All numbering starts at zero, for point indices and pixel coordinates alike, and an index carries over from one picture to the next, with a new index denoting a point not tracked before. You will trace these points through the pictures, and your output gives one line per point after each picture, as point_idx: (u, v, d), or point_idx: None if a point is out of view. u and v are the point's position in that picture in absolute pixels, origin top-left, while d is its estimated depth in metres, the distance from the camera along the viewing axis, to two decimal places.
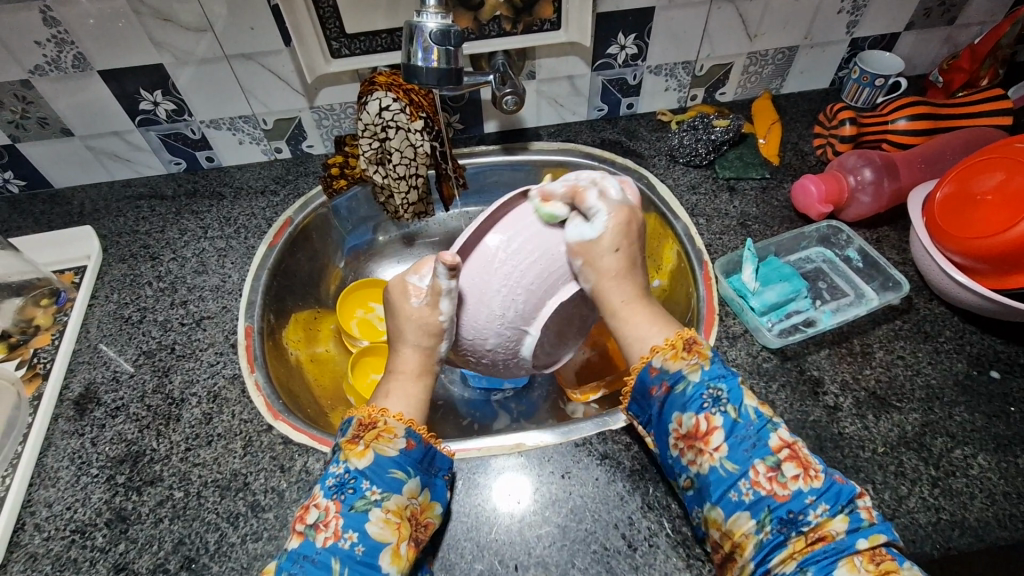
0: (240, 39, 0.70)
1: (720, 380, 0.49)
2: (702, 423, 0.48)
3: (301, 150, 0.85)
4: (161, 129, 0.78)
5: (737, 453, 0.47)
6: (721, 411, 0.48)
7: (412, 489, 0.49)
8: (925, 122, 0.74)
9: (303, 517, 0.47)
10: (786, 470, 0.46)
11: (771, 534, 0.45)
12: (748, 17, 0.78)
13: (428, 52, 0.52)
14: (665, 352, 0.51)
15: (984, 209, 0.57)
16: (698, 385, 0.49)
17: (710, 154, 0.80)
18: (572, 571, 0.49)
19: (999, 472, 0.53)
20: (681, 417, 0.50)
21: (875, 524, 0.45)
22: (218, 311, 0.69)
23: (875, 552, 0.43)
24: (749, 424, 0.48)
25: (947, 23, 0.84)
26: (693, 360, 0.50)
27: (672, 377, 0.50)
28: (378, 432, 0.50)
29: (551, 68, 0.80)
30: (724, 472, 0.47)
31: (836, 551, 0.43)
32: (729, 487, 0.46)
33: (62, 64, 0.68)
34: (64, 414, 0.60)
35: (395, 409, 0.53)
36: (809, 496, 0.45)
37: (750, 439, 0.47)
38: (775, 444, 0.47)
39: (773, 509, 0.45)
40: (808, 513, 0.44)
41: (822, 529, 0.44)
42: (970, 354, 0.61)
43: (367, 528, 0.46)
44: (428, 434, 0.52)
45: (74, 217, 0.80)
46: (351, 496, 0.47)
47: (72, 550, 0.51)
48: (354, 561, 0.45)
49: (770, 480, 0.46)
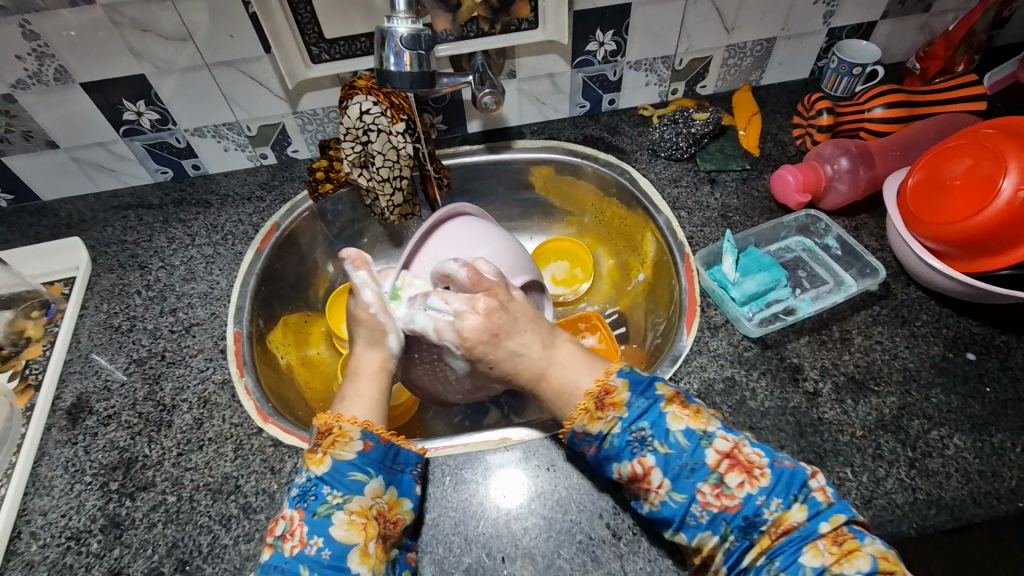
0: (220, 48, 0.70)
1: (642, 420, 0.50)
2: (638, 467, 0.49)
3: (286, 155, 0.86)
4: (146, 139, 0.79)
5: (680, 483, 0.48)
6: (651, 451, 0.49)
7: (374, 489, 0.50)
8: (900, 110, 0.75)
9: (273, 530, 0.49)
10: (730, 480, 0.47)
11: (736, 542, 0.47)
12: (724, 10, 0.79)
13: (400, 57, 0.53)
14: (581, 418, 0.51)
15: (954, 194, 0.58)
16: (621, 435, 0.50)
17: (690, 147, 0.81)
18: (558, 562, 0.50)
19: (975, 451, 0.54)
20: (619, 467, 0.50)
21: (832, 504, 0.46)
22: (207, 317, 0.70)
23: (836, 532, 0.45)
24: (681, 452, 0.48)
25: (922, 10, 0.84)
26: (610, 417, 0.51)
27: (596, 439, 0.51)
28: (333, 437, 0.52)
29: (531, 66, 0.81)
30: (674, 504, 0.47)
31: (800, 537, 0.45)
32: (685, 515, 0.47)
33: (44, 77, 0.69)
34: (56, 424, 0.61)
35: (353, 413, 0.55)
36: (759, 497, 0.47)
37: (687, 466, 0.48)
38: (714, 460, 0.48)
39: (729, 520, 0.47)
40: (763, 513, 0.46)
41: (782, 523, 0.46)
42: (946, 336, 0.62)
43: (331, 532, 0.47)
44: (388, 432, 0.54)
45: (62, 229, 0.80)
46: (313, 503, 0.49)
47: (68, 556, 0.52)
48: (323, 565, 0.47)
49: (718, 496, 0.47)
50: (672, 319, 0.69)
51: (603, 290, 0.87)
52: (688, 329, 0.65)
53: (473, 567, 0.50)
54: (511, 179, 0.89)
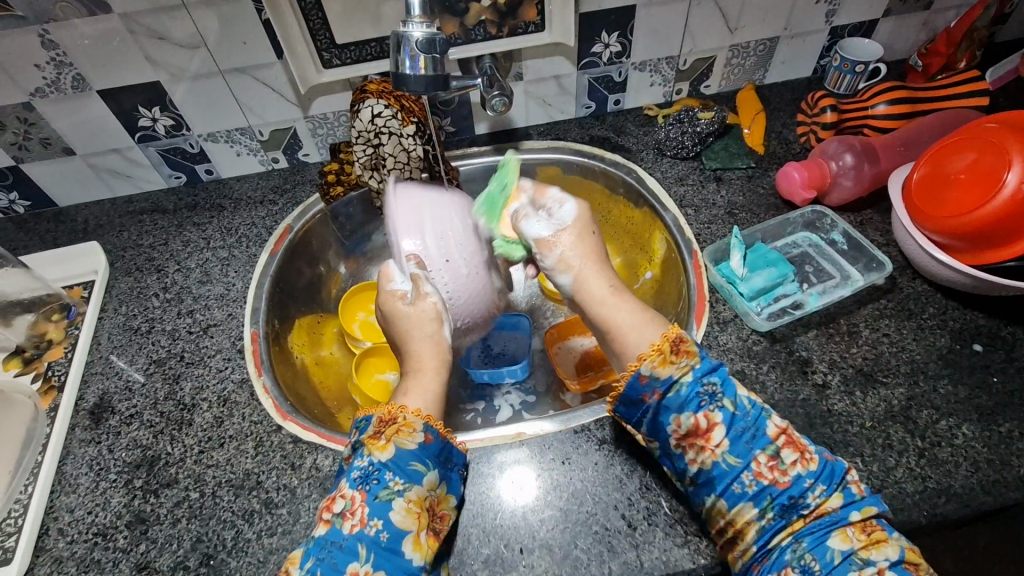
0: (234, 54, 0.72)
1: (713, 377, 0.52)
2: (703, 421, 0.50)
3: (297, 159, 0.87)
4: (160, 145, 0.80)
5: (738, 446, 0.50)
6: (719, 407, 0.51)
7: (431, 482, 0.51)
8: (904, 107, 0.76)
9: (330, 506, 0.50)
10: (784, 456, 0.49)
11: (774, 519, 0.48)
12: (728, 11, 0.80)
13: (415, 60, 0.54)
14: (653, 360, 0.52)
15: (959, 187, 0.59)
16: (692, 385, 0.51)
17: (696, 145, 0.82)
18: (575, 552, 0.51)
19: (983, 441, 0.55)
20: (679, 419, 0.51)
21: (865, 497, 0.48)
22: (224, 318, 0.71)
23: (866, 523, 0.47)
24: (746, 415, 0.51)
25: (924, 8, 0.85)
26: (682, 364, 0.52)
27: (664, 385, 0.52)
28: (397, 427, 0.52)
29: (537, 68, 0.82)
30: (727, 466, 0.49)
31: (831, 523, 0.47)
32: (733, 479, 0.49)
33: (62, 85, 0.70)
34: (80, 424, 0.62)
35: (414, 407, 0.56)
36: (808, 479, 0.48)
37: (749, 431, 0.50)
38: (772, 432, 0.50)
39: (774, 495, 0.48)
40: (807, 495, 0.48)
41: (821, 508, 0.47)
42: (953, 328, 0.63)
43: (390, 516, 0.48)
44: (445, 429, 0.54)
45: (79, 234, 0.82)
46: (375, 487, 0.49)
47: (96, 552, 0.54)
48: (380, 547, 0.47)
49: (772, 469, 0.49)
50: (682, 315, 0.70)
51: None
52: (698, 324, 0.66)
53: (491, 558, 0.51)
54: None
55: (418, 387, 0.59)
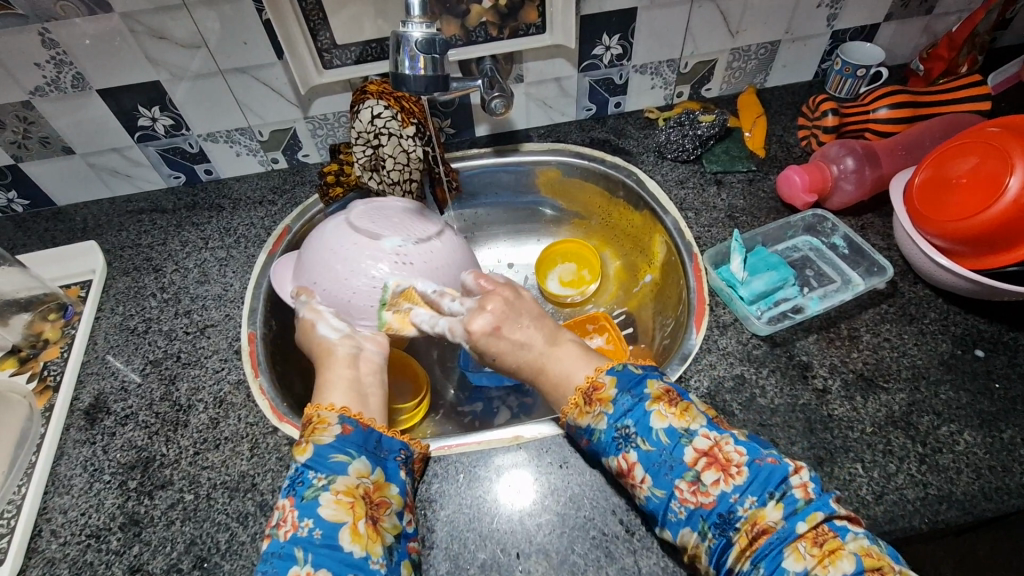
0: (234, 55, 0.72)
1: (625, 418, 0.51)
2: (623, 462, 0.50)
3: (297, 160, 0.87)
4: (160, 144, 0.80)
5: (659, 479, 0.48)
6: (633, 447, 0.50)
7: (359, 470, 0.50)
8: (905, 111, 0.75)
9: (270, 521, 0.49)
10: (705, 479, 0.47)
11: (715, 539, 0.46)
12: (729, 14, 0.80)
13: (415, 60, 0.54)
14: (571, 413, 0.54)
15: (960, 192, 0.59)
16: (608, 431, 0.52)
17: (697, 148, 0.82)
18: (572, 557, 0.51)
19: (985, 447, 0.54)
20: (608, 461, 0.52)
21: (811, 500, 0.45)
22: (222, 319, 0.71)
23: (816, 532, 0.44)
24: (662, 449, 0.49)
25: (925, 12, 0.85)
26: (596, 412, 0.53)
27: (586, 433, 0.53)
28: (313, 426, 0.52)
29: (538, 70, 0.82)
30: (656, 499, 0.48)
31: (780, 540, 0.44)
32: (665, 510, 0.48)
33: (62, 84, 0.70)
34: (75, 424, 0.62)
35: (333, 401, 0.55)
36: (733, 495, 0.46)
37: (667, 464, 0.49)
38: (691, 458, 0.48)
39: (707, 518, 0.46)
40: (738, 510, 0.46)
41: (759, 521, 0.45)
42: (955, 333, 0.62)
43: (320, 513, 0.47)
44: (365, 417, 0.54)
45: (77, 233, 0.82)
46: (300, 488, 0.49)
47: (88, 554, 0.53)
48: (316, 545, 0.46)
49: (694, 493, 0.47)
50: (682, 319, 0.70)
51: (610, 291, 0.87)
52: (697, 328, 0.65)
53: (488, 563, 0.51)
54: (519, 182, 0.90)
55: (323, 381, 0.58)
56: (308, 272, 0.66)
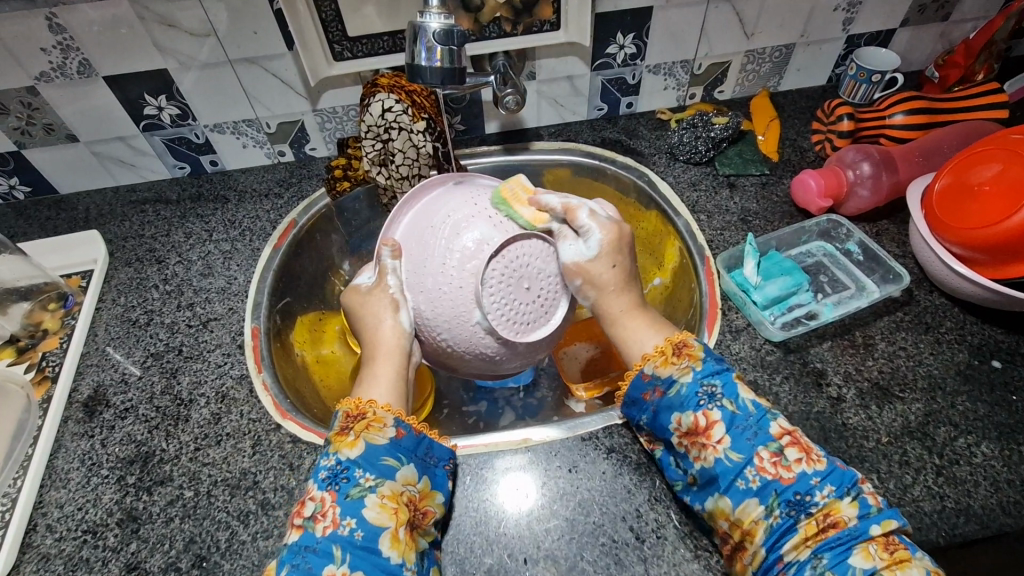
0: (244, 45, 0.71)
1: (714, 377, 0.51)
2: (701, 419, 0.50)
3: (304, 153, 0.86)
4: (165, 134, 0.79)
5: (739, 443, 0.48)
6: (718, 406, 0.50)
7: (407, 477, 0.49)
8: (921, 117, 0.75)
9: (301, 510, 0.48)
10: (788, 454, 0.47)
11: (780, 518, 0.45)
12: (745, 16, 0.79)
13: (432, 52, 0.53)
14: (655, 360, 0.53)
15: (982, 199, 0.58)
16: (692, 385, 0.51)
17: (710, 151, 0.81)
18: (581, 564, 0.49)
19: (1003, 460, 0.53)
20: (680, 416, 0.51)
21: (883, 509, 0.45)
22: (225, 312, 0.69)
23: (886, 539, 0.44)
24: (748, 415, 0.49)
25: (942, 19, 0.84)
26: (683, 364, 0.52)
27: (665, 383, 0.52)
28: (367, 422, 0.51)
29: (551, 68, 0.81)
30: (730, 462, 0.47)
31: (850, 536, 0.44)
32: (736, 475, 0.47)
33: (68, 70, 0.69)
34: (73, 417, 0.60)
35: (382, 401, 0.54)
36: (814, 478, 0.46)
37: (751, 429, 0.48)
38: (776, 431, 0.48)
39: (780, 493, 0.46)
40: (815, 495, 0.45)
41: (832, 513, 0.45)
42: (971, 344, 0.61)
43: (363, 514, 0.46)
44: (418, 424, 0.53)
45: (79, 223, 0.80)
46: (345, 485, 0.48)
47: (84, 550, 0.52)
48: (355, 546, 0.45)
49: (775, 464, 0.47)
50: (693, 322, 0.68)
51: None
52: (710, 332, 0.64)
53: (494, 568, 0.49)
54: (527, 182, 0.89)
55: (375, 377, 0.55)
56: (413, 230, 0.57)
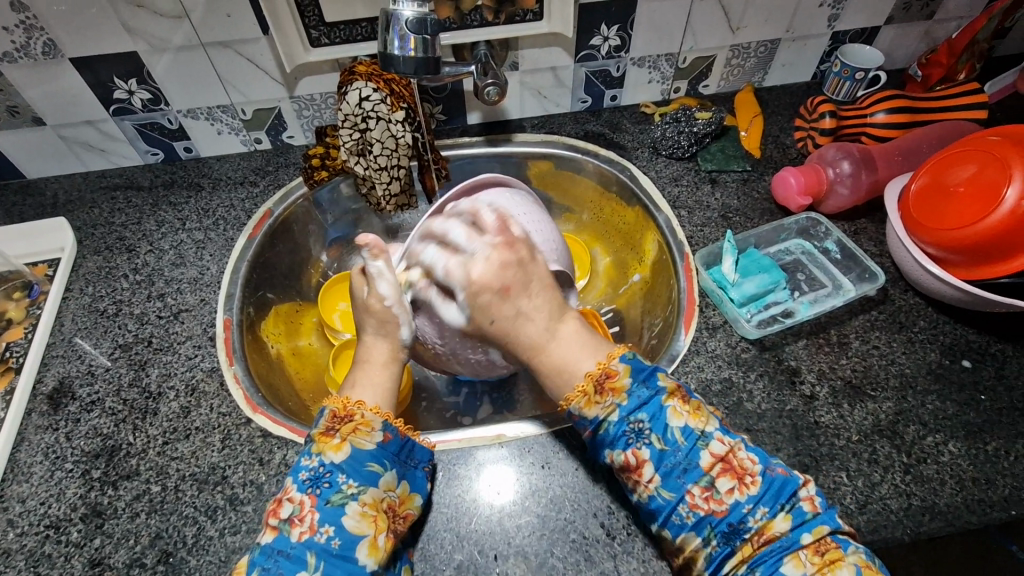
0: (217, 28, 0.68)
1: (640, 411, 0.48)
2: (631, 459, 0.48)
3: (281, 141, 0.84)
4: (137, 119, 0.77)
5: (671, 481, 0.47)
6: (646, 444, 0.48)
7: (389, 482, 0.49)
8: (904, 115, 0.74)
9: (278, 511, 0.47)
10: (720, 486, 0.46)
11: (719, 547, 0.46)
12: (730, 9, 0.78)
13: (405, 41, 0.52)
14: (577, 401, 0.50)
15: (957, 200, 0.58)
16: (619, 423, 0.49)
17: (692, 146, 0.80)
18: (550, 561, 0.49)
19: (969, 459, 0.54)
20: (611, 454, 0.49)
21: (818, 514, 0.46)
22: (197, 304, 0.68)
23: (819, 543, 0.44)
24: (676, 450, 0.47)
25: (926, 17, 0.84)
26: (608, 402, 0.49)
27: (592, 424, 0.50)
28: (354, 425, 0.50)
29: (534, 59, 0.79)
30: (662, 500, 0.47)
31: (782, 549, 0.44)
32: (671, 512, 0.47)
33: (32, 50, 0.67)
34: (37, 409, 0.59)
35: (371, 402, 0.54)
36: (746, 506, 0.45)
37: (680, 465, 0.47)
38: (706, 462, 0.47)
39: (715, 525, 0.46)
40: (749, 521, 0.45)
41: (765, 532, 0.45)
42: (943, 343, 0.62)
43: (342, 522, 0.46)
44: (405, 427, 0.53)
45: (47, 209, 0.78)
46: (326, 491, 0.47)
47: (46, 546, 0.51)
48: (330, 554, 0.45)
49: (707, 500, 0.46)
50: (670, 319, 0.68)
51: (598, 289, 0.85)
52: (687, 329, 0.64)
53: (464, 564, 0.49)
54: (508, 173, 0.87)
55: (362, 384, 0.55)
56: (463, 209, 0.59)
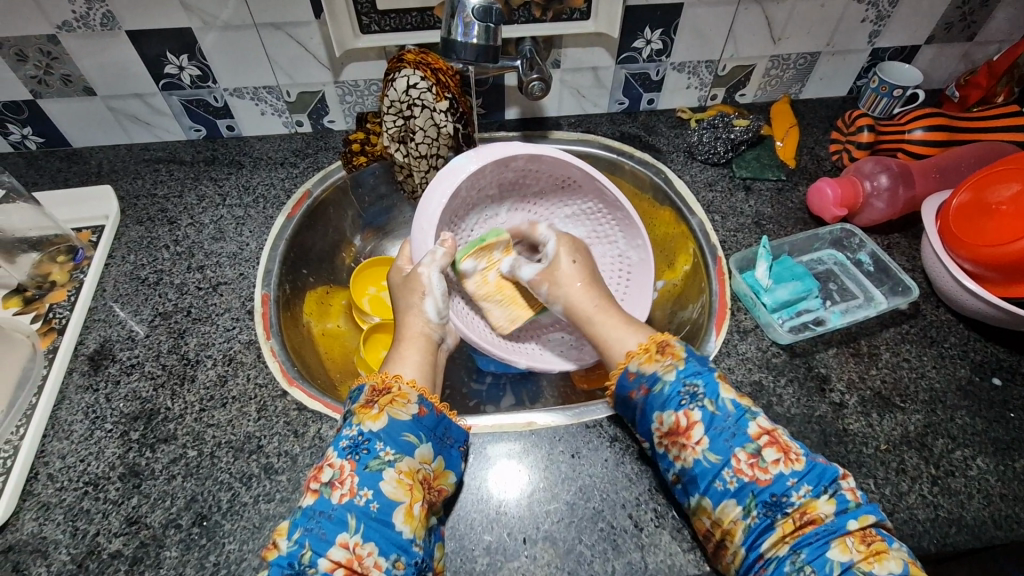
0: (271, 9, 0.70)
1: (696, 377, 0.52)
2: (683, 419, 0.51)
3: (322, 125, 0.85)
4: (184, 94, 0.78)
5: (718, 444, 0.49)
6: (699, 406, 0.51)
7: (424, 454, 0.50)
8: (941, 134, 0.75)
9: (318, 476, 0.48)
10: (766, 455, 0.48)
11: (758, 518, 0.46)
12: (774, 19, 0.79)
13: (469, 28, 0.54)
14: (639, 357, 0.55)
15: (999, 218, 0.59)
16: (675, 384, 0.52)
17: (728, 152, 0.81)
18: (579, 548, 0.50)
19: (997, 475, 0.54)
20: (662, 415, 0.52)
21: (861, 504, 0.46)
22: (235, 278, 0.69)
23: (864, 532, 0.45)
24: (727, 415, 0.50)
25: (967, 39, 0.85)
26: (666, 362, 0.54)
27: (649, 380, 0.53)
28: (391, 397, 0.52)
29: (576, 57, 0.80)
30: (708, 463, 0.49)
31: (827, 532, 0.45)
32: (715, 477, 0.48)
33: (91, 21, 0.68)
34: (78, 369, 0.60)
35: (408, 377, 0.56)
36: (791, 479, 0.47)
37: (729, 430, 0.49)
38: (755, 431, 0.49)
39: (757, 494, 0.47)
40: (792, 495, 0.46)
41: (808, 511, 0.46)
42: (973, 360, 0.62)
43: (381, 487, 0.47)
44: (440, 403, 0.54)
45: (91, 177, 0.80)
46: (365, 456, 0.48)
47: (85, 501, 0.52)
48: (370, 518, 0.46)
49: (752, 466, 0.48)
50: (701, 320, 0.69)
51: None
52: (717, 332, 0.65)
53: (493, 546, 0.50)
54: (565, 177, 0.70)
55: (402, 358, 0.58)
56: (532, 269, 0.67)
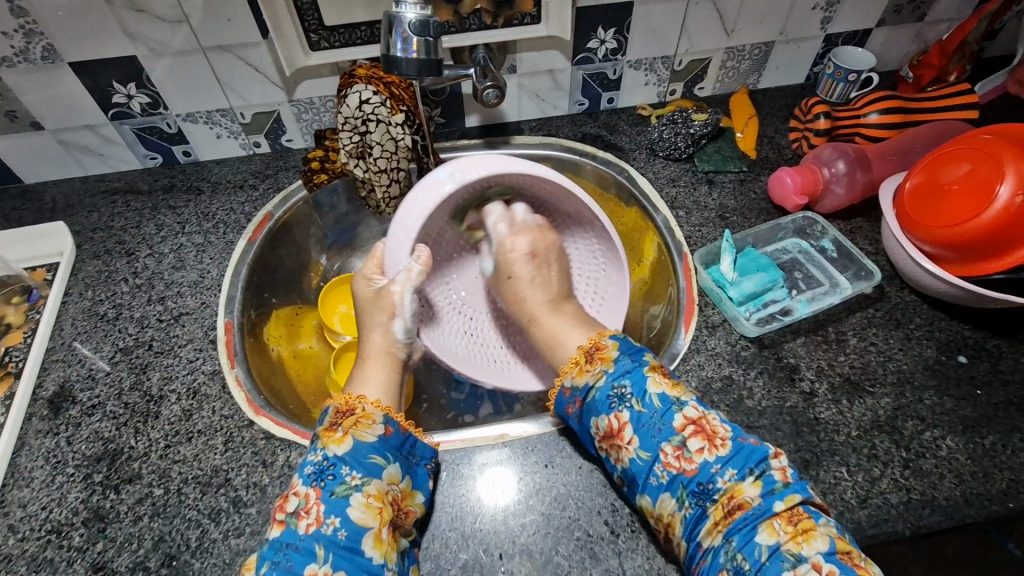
0: (217, 32, 0.69)
1: (623, 378, 0.52)
2: (614, 422, 0.51)
3: (280, 144, 0.84)
4: (135, 123, 0.77)
5: (647, 442, 0.49)
6: (627, 407, 0.51)
7: (392, 475, 0.50)
8: (895, 116, 0.76)
9: (284, 505, 0.47)
10: (690, 445, 0.48)
11: (691, 508, 0.47)
12: (725, 12, 0.79)
13: (408, 43, 0.54)
14: (570, 372, 0.55)
15: (951, 197, 0.60)
16: (603, 388, 0.52)
17: (689, 147, 0.81)
18: (556, 558, 0.50)
19: (967, 453, 0.55)
20: (597, 420, 0.52)
21: (790, 484, 0.46)
22: (197, 307, 0.68)
23: (791, 512, 0.45)
24: (653, 412, 0.50)
25: (917, 19, 0.85)
26: (597, 370, 0.54)
27: (581, 392, 0.54)
28: (356, 419, 0.51)
29: (532, 62, 0.80)
30: (640, 462, 0.49)
31: (754, 516, 0.45)
32: (648, 474, 0.49)
33: (31, 55, 0.67)
34: (38, 413, 0.59)
35: (373, 397, 0.55)
36: (715, 466, 0.47)
37: (656, 426, 0.49)
38: (680, 423, 0.49)
39: (686, 485, 0.48)
40: (717, 481, 0.47)
41: (735, 495, 0.46)
42: (939, 339, 0.63)
43: (348, 513, 0.46)
44: (406, 421, 0.53)
45: (46, 213, 0.78)
46: (331, 483, 0.48)
47: (48, 550, 0.50)
48: (338, 545, 0.45)
49: (678, 458, 0.48)
50: (670, 318, 0.69)
51: None
52: (686, 328, 0.65)
53: (469, 564, 0.49)
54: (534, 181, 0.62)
55: (367, 376, 0.58)
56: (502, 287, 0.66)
